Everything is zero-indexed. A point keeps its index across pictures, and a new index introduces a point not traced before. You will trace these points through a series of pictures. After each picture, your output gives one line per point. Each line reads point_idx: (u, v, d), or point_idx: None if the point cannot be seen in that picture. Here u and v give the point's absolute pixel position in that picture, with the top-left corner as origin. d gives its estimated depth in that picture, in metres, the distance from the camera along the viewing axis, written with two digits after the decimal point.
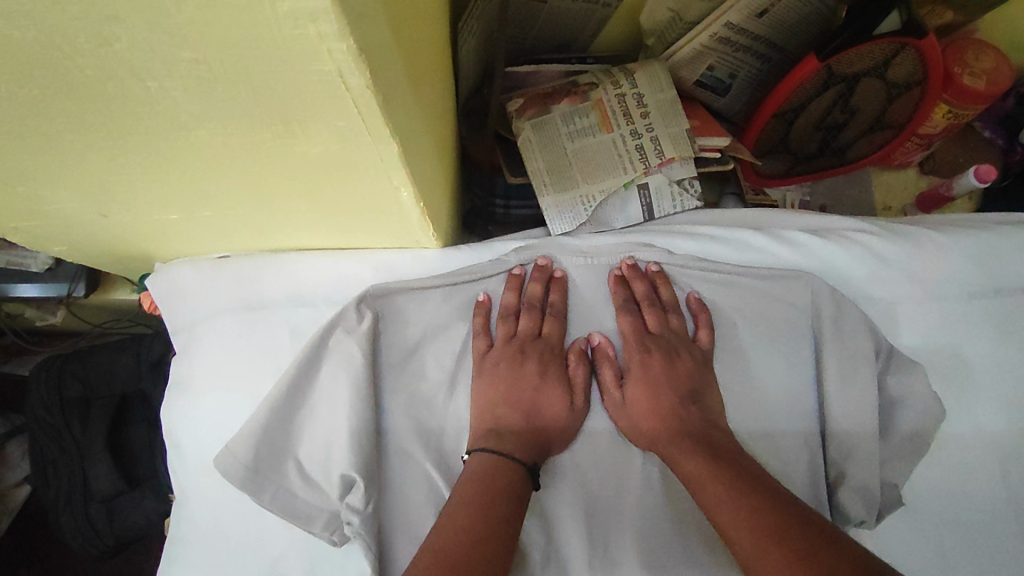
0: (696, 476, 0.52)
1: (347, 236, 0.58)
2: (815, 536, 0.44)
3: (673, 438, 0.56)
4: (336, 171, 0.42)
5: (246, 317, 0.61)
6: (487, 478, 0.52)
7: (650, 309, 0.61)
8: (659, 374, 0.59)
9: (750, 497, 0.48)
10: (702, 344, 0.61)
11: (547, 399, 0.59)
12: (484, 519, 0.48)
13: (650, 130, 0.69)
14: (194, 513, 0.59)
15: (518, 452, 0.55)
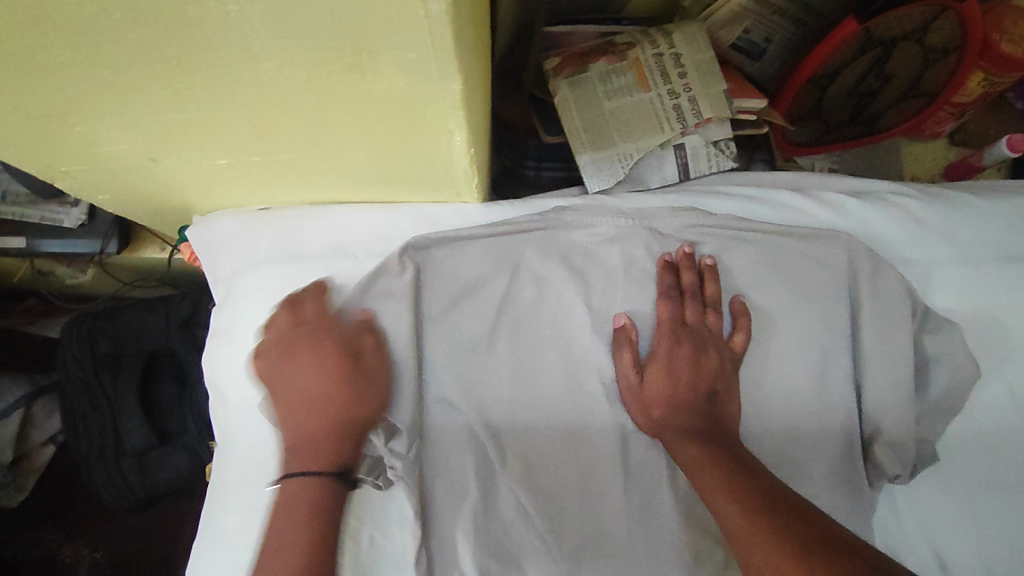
0: (700, 477, 0.52)
1: (391, 189, 0.59)
2: (797, 515, 0.46)
3: (682, 433, 0.56)
4: (394, 111, 0.42)
5: (288, 268, 0.62)
6: (308, 500, 0.53)
7: (692, 301, 0.59)
8: (680, 364, 0.58)
9: (748, 496, 0.49)
10: (734, 346, 0.59)
11: (324, 397, 0.55)
12: (308, 553, 0.50)
13: (688, 90, 0.69)
14: (244, 458, 0.61)
15: (314, 464, 0.54)
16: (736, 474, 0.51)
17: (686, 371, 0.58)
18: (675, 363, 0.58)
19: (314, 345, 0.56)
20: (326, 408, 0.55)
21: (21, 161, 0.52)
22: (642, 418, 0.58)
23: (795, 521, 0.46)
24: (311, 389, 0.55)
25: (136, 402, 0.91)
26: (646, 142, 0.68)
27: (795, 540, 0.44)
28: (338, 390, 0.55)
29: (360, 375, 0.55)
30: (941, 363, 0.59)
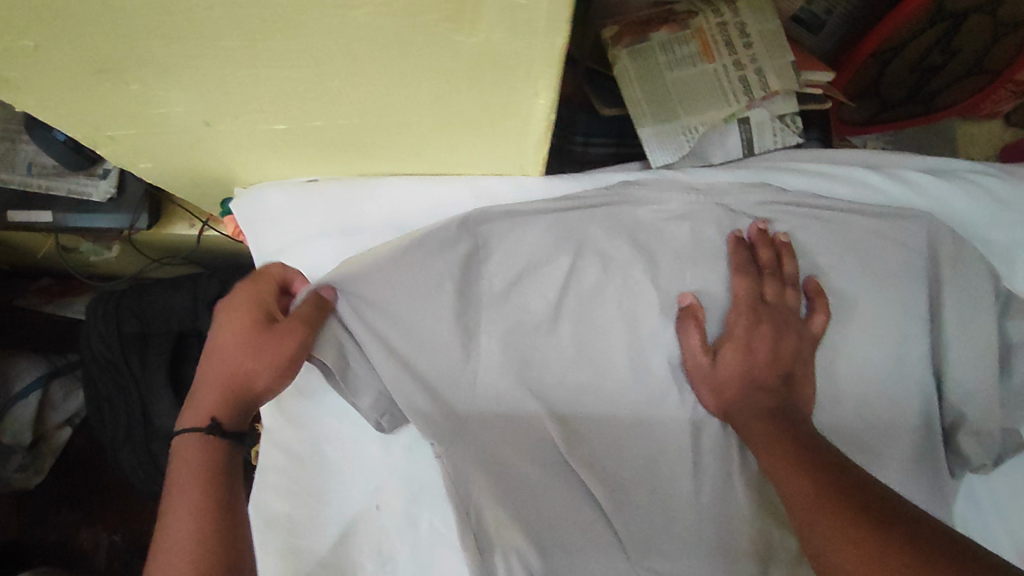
0: (770, 459, 0.50)
1: (451, 159, 0.56)
2: (875, 500, 0.43)
3: (754, 416, 0.53)
4: (483, 68, 0.39)
5: (342, 243, 0.60)
6: (201, 475, 0.49)
7: (771, 278, 0.57)
8: (759, 343, 0.55)
9: (819, 477, 0.47)
10: (812, 326, 0.57)
11: (228, 350, 0.53)
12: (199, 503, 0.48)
13: (753, 60, 0.66)
14: (295, 440, 0.59)
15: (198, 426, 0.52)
16: (807, 456, 0.49)
17: (764, 352, 0.55)
18: (750, 341, 0.56)
19: (233, 308, 0.54)
20: (237, 372, 0.52)
21: (67, 124, 0.49)
22: (714, 401, 0.56)
23: (871, 509, 0.43)
24: (222, 351, 0.53)
25: (166, 384, 0.89)
26: (712, 115, 0.65)
27: (873, 527, 0.41)
28: (251, 350, 0.52)
29: (266, 338, 0.52)
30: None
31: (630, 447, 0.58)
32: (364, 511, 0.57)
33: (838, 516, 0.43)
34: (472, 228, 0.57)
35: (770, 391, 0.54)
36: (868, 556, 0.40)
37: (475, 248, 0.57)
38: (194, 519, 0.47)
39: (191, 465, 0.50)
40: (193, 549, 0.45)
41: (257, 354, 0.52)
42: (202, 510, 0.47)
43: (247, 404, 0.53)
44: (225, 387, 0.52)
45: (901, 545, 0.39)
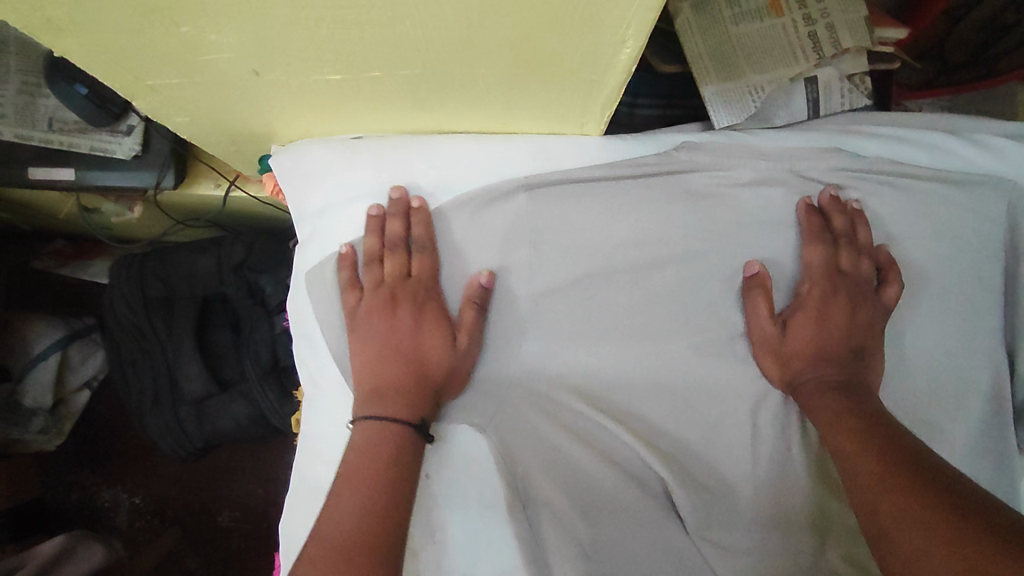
0: (834, 432, 0.48)
1: (508, 117, 0.53)
2: (952, 489, 0.40)
3: (825, 388, 0.51)
4: (568, 8, 0.36)
5: (390, 203, 0.56)
6: (381, 441, 0.50)
7: (847, 246, 0.54)
8: (834, 316, 0.53)
9: (887, 454, 0.44)
10: (884, 296, 0.54)
11: (428, 343, 0.53)
12: (379, 477, 0.48)
13: (825, 15, 0.62)
14: (336, 407, 0.56)
15: (394, 412, 0.51)
16: (878, 435, 0.46)
17: (839, 325, 0.53)
18: (823, 313, 0.53)
19: (425, 299, 0.54)
20: (435, 356, 0.53)
21: (105, 71, 0.46)
22: (780, 373, 0.54)
23: (951, 496, 0.40)
24: (411, 360, 0.53)
25: (194, 348, 0.86)
26: (778, 74, 0.61)
27: (945, 510, 0.38)
28: (439, 356, 0.53)
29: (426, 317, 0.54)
30: None
31: (687, 421, 0.55)
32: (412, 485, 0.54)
33: (907, 496, 0.40)
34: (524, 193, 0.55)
35: (838, 366, 0.52)
36: (938, 533, 0.37)
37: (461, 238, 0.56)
38: (387, 476, 0.48)
39: (377, 441, 0.50)
40: (364, 501, 0.46)
41: (441, 351, 0.53)
42: (381, 476, 0.48)
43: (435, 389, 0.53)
44: (424, 371, 0.53)
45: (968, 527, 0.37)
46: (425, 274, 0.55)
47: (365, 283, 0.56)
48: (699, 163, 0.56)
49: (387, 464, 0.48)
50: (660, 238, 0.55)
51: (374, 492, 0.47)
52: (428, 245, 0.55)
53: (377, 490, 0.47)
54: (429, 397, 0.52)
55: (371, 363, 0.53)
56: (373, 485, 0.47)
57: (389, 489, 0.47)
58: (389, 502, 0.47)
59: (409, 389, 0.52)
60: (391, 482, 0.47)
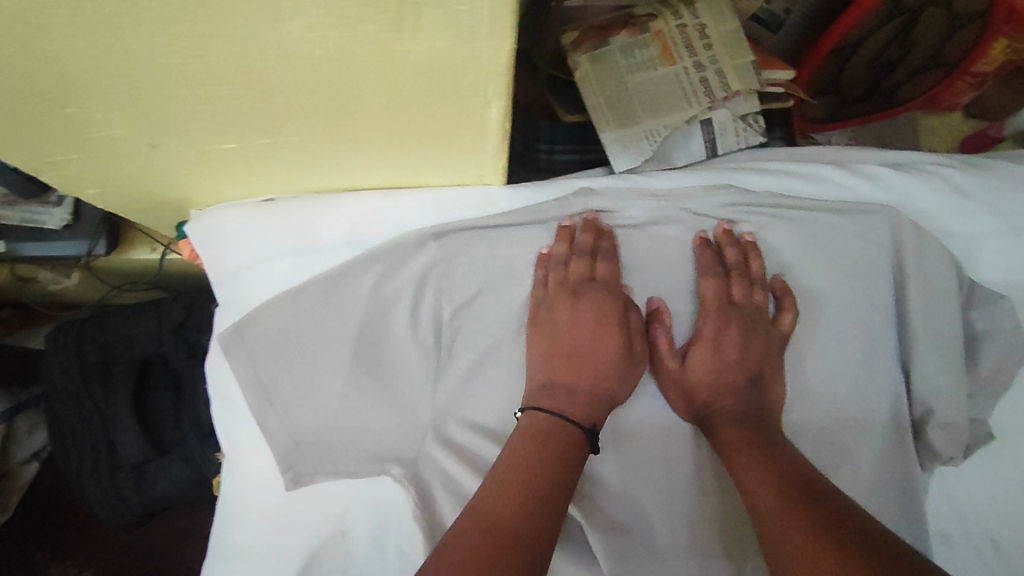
0: (743, 465, 0.49)
1: (411, 172, 0.55)
2: (851, 532, 0.40)
3: (734, 421, 0.52)
4: (428, 78, 0.38)
5: (299, 262, 0.58)
6: (553, 434, 0.49)
7: (739, 278, 0.56)
8: (729, 344, 0.55)
9: (786, 491, 0.45)
10: (781, 326, 0.56)
11: (605, 338, 0.53)
12: (559, 452, 0.48)
13: (714, 62, 0.66)
14: (250, 468, 0.56)
15: (569, 410, 0.51)
16: (787, 472, 0.47)
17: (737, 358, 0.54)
18: (719, 346, 0.55)
19: (602, 305, 0.54)
20: (612, 354, 0.53)
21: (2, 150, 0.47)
22: (685, 405, 0.55)
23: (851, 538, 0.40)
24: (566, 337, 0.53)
25: (132, 413, 0.85)
26: (672, 119, 0.64)
27: (827, 549, 0.40)
28: (618, 343, 0.53)
29: (614, 305, 0.54)
30: (998, 338, 0.56)
31: (600, 455, 0.55)
32: (329, 541, 0.54)
33: (812, 534, 0.41)
34: (424, 243, 0.56)
35: (738, 396, 0.53)
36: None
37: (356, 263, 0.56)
38: (548, 455, 0.47)
39: (542, 432, 0.48)
40: (535, 467, 0.46)
41: (608, 335, 0.53)
42: (542, 451, 0.47)
43: (606, 394, 0.53)
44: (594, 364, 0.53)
45: (863, 571, 0.37)
46: (608, 280, 0.55)
47: (546, 285, 0.55)
48: (587, 208, 0.58)
49: (557, 451, 0.48)
50: (562, 272, 0.55)
51: (553, 463, 0.46)
52: (613, 255, 0.56)
53: (561, 465, 0.47)
54: (597, 393, 0.52)
55: (546, 360, 0.53)
56: (557, 464, 0.46)
57: (558, 459, 0.47)
58: (552, 469, 0.46)
59: (581, 371, 0.52)
60: (551, 453, 0.47)
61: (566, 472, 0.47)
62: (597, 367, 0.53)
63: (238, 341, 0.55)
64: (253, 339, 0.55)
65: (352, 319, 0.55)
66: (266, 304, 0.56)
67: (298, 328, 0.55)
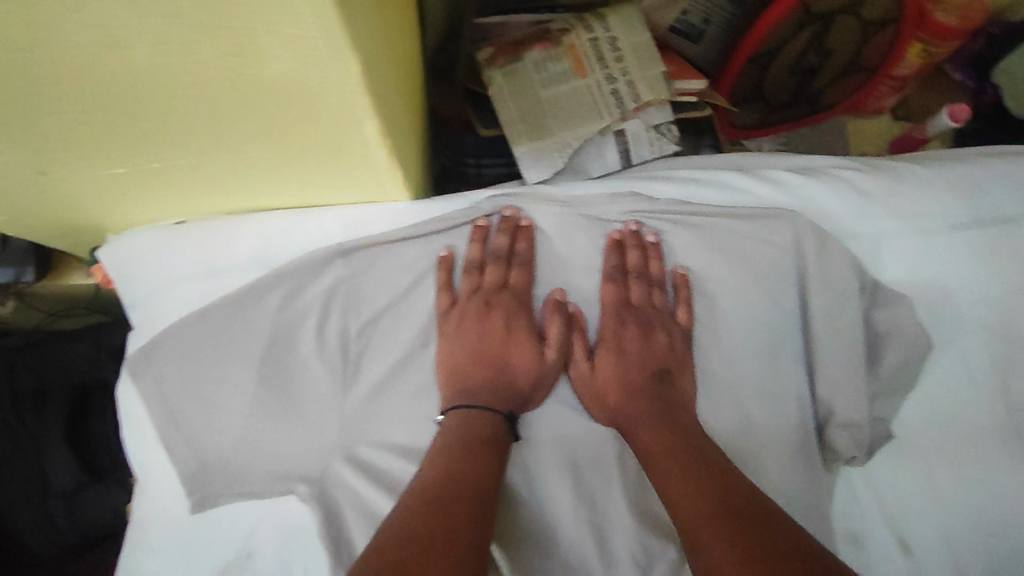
0: (659, 460, 0.49)
1: (314, 190, 0.55)
2: (747, 510, 0.42)
3: (652, 418, 0.52)
4: (291, 100, 0.38)
5: (209, 284, 0.59)
6: (473, 428, 0.51)
7: (637, 280, 0.58)
8: (633, 346, 0.57)
9: (692, 474, 0.46)
10: (680, 321, 0.58)
11: (517, 338, 0.56)
12: (482, 442, 0.50)
13: (625, 74, 0.66)
14: (161, 491, 0.56)
15: (489, 403, 0.53)
16: (706, 468, 0.47)
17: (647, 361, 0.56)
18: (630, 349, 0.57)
19: (513, 309, 0.56)
20: (524, 354, 0.56)
21: None
22: (600, 408, 0.56)
23: (748, 516, 0.41)
24: (479, 340, 0.55)
25: (65, 439, 0.84)
26: (584, 131, 0.65)
27: (725, 525, 0.41)
28: (529, 343, 0.56)
29: (523, 308, 0.57)
30: (901, 341, 0.58)
31: (508, 467, 0.55)
32: (233, 564, 0.53)
33: (716, 522, 0.41)
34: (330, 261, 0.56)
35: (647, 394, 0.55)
36: (719, 548, 0.39)
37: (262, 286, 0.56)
38: (472, 441, 0.50)
39: (461, 428, 0.51)
40: (462, 456, 0.48)
41: (519, 336, 0.56)
42: (459, 443, 0.49)
43: (523, 389, 0.55)
44: (505, 364, 0.56)
45: (753, 546, 0.39)
46: (520, 285, 0.57)
47: (459, 291, 0.57)
48: (492, 214, 0.58)
49: (481, 441, 0.50)
50: (475, 277, 0.56)
51: (474, 453, 0.49)
52: (529, 261, 0.57)
53: (483, 453, 0.49)
54: (512, 387, 0.55)
55: (463, 361, 0.55)
56: (481, 454, 0.49)
57: (482, 449, 0.49)
58: (480, 456, 0.49)
59: (495, 369, 0.55)
60: (474, 443, 0.49)
61: (500, 464, 0.49)
62: (512, 366, 0.55)
63: (145, 364, 0.55)
64: (159, 363, 0.55)
65: (260, 338, 0.56)
66: (173, 327, 0.55)
67: (204, 350, 0.55)
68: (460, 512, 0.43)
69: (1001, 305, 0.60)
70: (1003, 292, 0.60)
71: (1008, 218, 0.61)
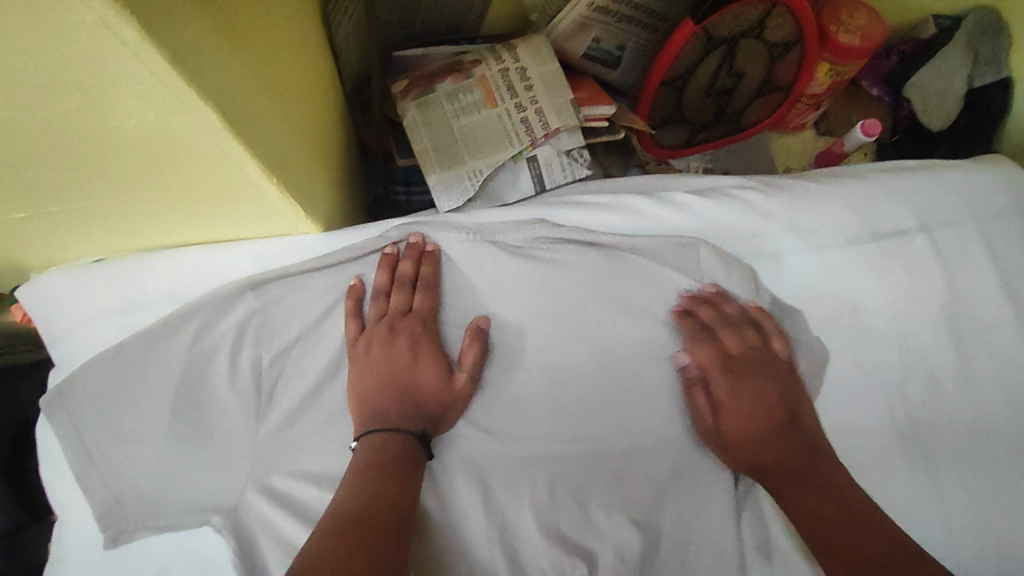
0: (820, 532, 0.49)
1: (222, 226, 0.56)
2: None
3: (783, 481, 0.54)
4: (162, 143, 0.39)
5: (125, 321, 0.60)
6: (389, 452, 0.50)
7: (728, 332, 0.58)
8: (747, 397, 0.57)
9: (850, 544, 0.48)
10: (780, 354, 0.59)
11: (425, 361, 0.55)
12: (397, 468, 0.49)
13: (534, 102, 0.69)
14: (78, 529, 0.56)
15: (400, 425, 0.52)
16: (857, 531, 0.48)
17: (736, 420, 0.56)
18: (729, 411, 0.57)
19: (420, 331, 0.56)
20: (433, 374, 0.55)
21: None
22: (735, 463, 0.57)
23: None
24: (383, 363, 0.54)
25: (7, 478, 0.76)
26: (495, 158, 0.67)
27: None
28: (438, 364, 0.55)
29: (430, 330, 0.56)
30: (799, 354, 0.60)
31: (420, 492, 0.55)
32: None
33: None
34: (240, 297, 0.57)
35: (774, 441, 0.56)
36: None
37: (172, 322, 0.56)
38: (386, 462, 0.49)
39: (373, 453, 0.50)
40: (378, 480, 0.48)
41: (427, 358, 0.55)
42: (376, 465, 0.49)
43: (433, 410, 0.54)
44: (414, 385, 0.54)
45: None
46: (427, 309, 0.57)
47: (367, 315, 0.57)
48: (399, 241, 0.60)
49: (398, 467, 0.49)
50: (382, 303, 0.57)
51: (389, 475, 0.48)
52: (434, 284, 0.58)
53: (397, 476, 0.49)
54: (422, 409, 0.54)
55: (371, 387, 0.54)
56: (395, 476, 0.48)
57: (397, 470, 0.49)
58: (394, 480, 0.48)
59: (402, 393, 0.53)
60: (391, 468, 0.49)
61: (413, 484, 0.49)
62: (421, 387, 0.54)
63: (54, 404, 0.54)
64: (71, 401, 0.55)
65: (173, 373, 0.56)
66: (86, 364, 0.55)
67: (114, 387, 0.55)
68: (370, 539, 0.43)
69: (896, 315, 0.62)
70: (898, 302, 0.62)
71: (899, 231, 0.64)
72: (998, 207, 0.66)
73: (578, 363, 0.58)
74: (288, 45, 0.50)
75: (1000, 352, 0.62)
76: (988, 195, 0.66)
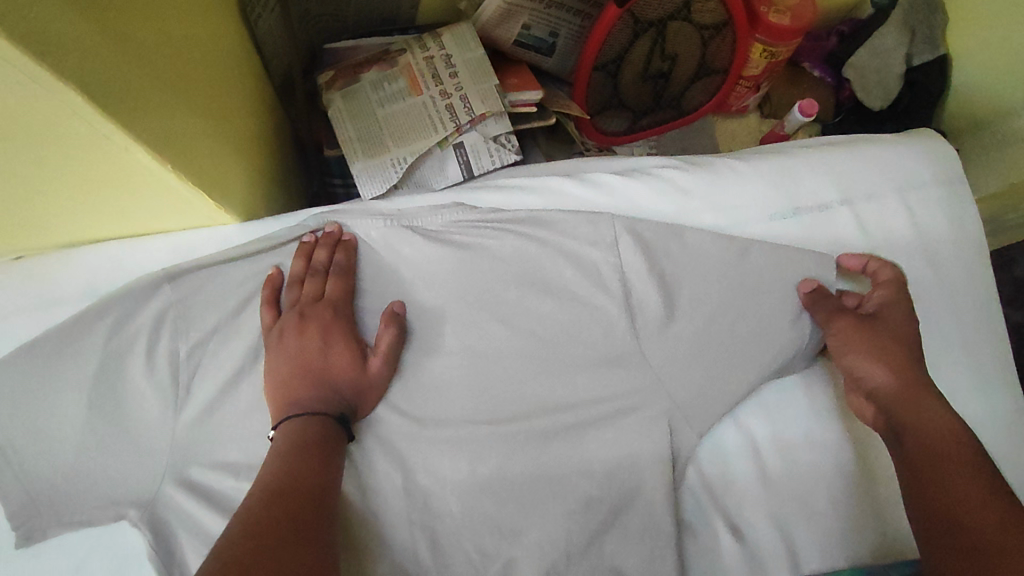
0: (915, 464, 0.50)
1: (136, 219, 0.56)
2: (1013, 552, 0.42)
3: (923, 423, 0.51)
4: (41, 132, 0.39)
5: (42, 319, 0.59)
6: (307, 432, 0.49)
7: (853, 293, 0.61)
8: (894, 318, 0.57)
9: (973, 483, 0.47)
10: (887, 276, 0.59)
11: (338, 345, 0.54)
12: (314, 447, 0.48)
13: (459, 88, 0.69)
14: None
15: (315, 407, 0.51)
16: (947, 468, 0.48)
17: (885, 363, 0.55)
18: (863, 345, 0.56)
19: (332, 317, 0.55)
20: (344, 360, 0.54)
21: None
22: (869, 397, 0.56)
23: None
24: (293, 349, 0.53)
25: None
26: (419, 145, 0.68)
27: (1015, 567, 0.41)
28: (350, 349, 0.54)
29: (344, 316, 0.56)
30: (725, 334, 0.59)
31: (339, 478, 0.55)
32: None
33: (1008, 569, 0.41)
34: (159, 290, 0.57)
35: (908, 384, 0.54)
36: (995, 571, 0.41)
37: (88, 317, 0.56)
38: (303, 442, 0.48)
39: (287, 436, 0.48)
40: (296, 459, 0.47)
41: (339, 343, 0.54)
42: (290, 445, 0.48)
43: (348, 394, 0.53)
44: (326, 369, 0.53)
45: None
46: (339, 295, 0.57)
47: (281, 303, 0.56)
48: (319, 229, 0.60)
49: (314, 447, 0.48)
50: (296, 291, 0.56)
51: (307, 455, 0.47)
52: (347, 270, 0.58)
53: (315, 455, 0.48)
54: (337, 392, 0.53)
55: (284, 374, 0.53)
56: (313, 454, 0.47)
57: (316, 449, 0.48)
58: (312, 459, 0.47)
59: (313, 377, 0.52)
60: (308, 448, 0.48)
61: (334, 464, 0.48)
62: (335, 371, 0.53)
63: None
64: None
65: (87, 369, 0.55)
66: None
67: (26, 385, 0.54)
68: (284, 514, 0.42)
69: None
70: None
71: (820, 204, 0.64)
72: (919, 179, 0.66)
73: (498, 344, 0.58)
74: (190, 33, 0.50)
75: (926, 323, 0.62)
76: (911, 166, 0.66)
